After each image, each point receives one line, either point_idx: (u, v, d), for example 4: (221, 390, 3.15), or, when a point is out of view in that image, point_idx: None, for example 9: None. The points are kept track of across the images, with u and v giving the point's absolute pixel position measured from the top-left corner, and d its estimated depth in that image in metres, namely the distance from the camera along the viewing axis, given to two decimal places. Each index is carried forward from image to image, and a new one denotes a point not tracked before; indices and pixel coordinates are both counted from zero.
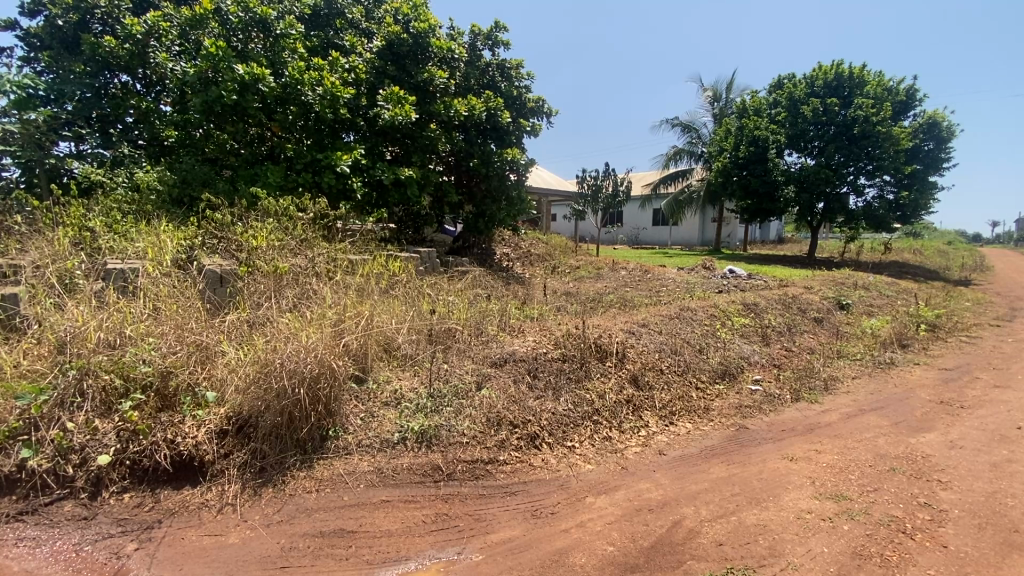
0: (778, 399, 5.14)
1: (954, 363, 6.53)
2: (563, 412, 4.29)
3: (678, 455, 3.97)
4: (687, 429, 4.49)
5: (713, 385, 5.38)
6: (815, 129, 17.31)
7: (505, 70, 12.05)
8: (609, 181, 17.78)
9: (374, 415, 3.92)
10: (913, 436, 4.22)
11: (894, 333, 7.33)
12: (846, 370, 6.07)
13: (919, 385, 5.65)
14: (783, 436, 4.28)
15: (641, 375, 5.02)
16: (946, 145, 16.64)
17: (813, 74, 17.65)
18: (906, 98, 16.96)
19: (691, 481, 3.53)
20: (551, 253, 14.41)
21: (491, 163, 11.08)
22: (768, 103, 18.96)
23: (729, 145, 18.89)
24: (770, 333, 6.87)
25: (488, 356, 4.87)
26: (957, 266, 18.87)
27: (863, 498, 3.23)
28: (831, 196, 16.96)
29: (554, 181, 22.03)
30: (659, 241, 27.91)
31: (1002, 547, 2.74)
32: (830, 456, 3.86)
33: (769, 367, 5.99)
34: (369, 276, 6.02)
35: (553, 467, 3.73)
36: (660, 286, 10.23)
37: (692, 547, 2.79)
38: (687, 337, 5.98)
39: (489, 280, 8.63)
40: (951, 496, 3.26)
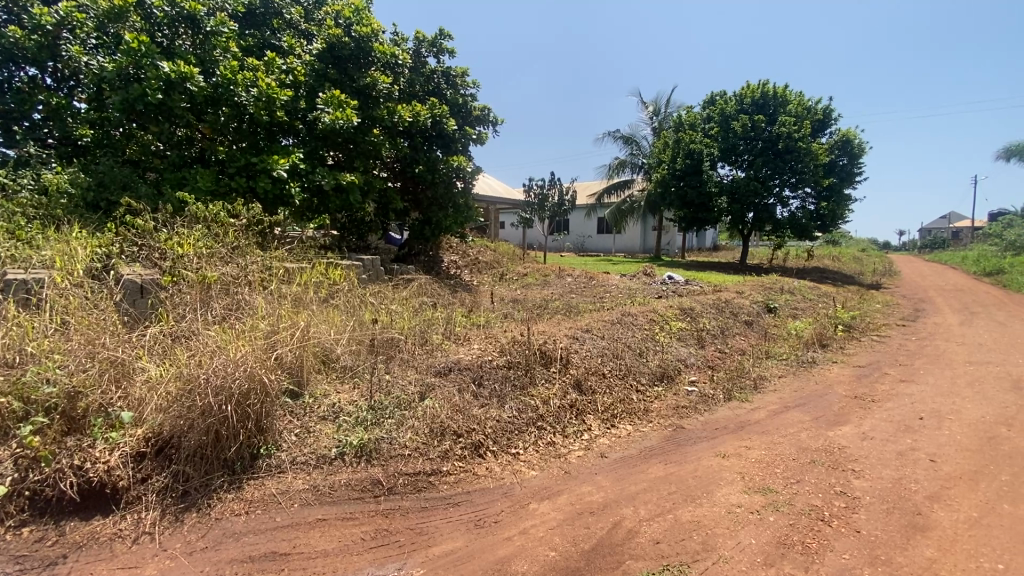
0: (712, 399, 5.39)
1: (866, 360, 7.12)
2: (507, 419, 4.29)
3: (618, 458, 4.07)
4: (628, 430, 4.62)
5: (652, 387, 5.58)
6: (744, 144, 18.41)
7: (450, 78, 12.07)
8: (554, 190, 18.10)
9: (310, 430, 3.75)
10: (831, 430, 4.54)
11: (816, 334, 7.90)
12: (773, 370, 6.46)
13: (837, 381, 6.11)
14: (716, 435, 4.49)
15: (584, 380, 5.12)
16: (858, 161, 18.09)
17: (743, 93, 18.82)
18: (824, 117, 18.31)
19: (630, 483, 3.62)
20: (499, 261, 14.47)
21: (437, 170, 10.99)
22: (701, 118, 20.04)
23: (667, 157, 19.81)
24: (705, 336, 7.20)
25: (432, 366, 4.80)
26: (869, 271, 20.64)
27: (787, 490, 3.44)
28: (759, 207, 18.09)
29: (501, 189, 22.18)
30: (604, 249, 28.63)
31: (906, 529, 2.98)
32: (758, 452, 4.08)
33: (703, 369, 6.27)
34: (306, 285, 5.80)
35: (498, 475, 3.72)
36: (603, 292, 10.51)
37: (631, 547, 2.86)
38: (628, 341, 6.17)
39: (436, 288, 8.55)
40: (863, 484, 3.53)
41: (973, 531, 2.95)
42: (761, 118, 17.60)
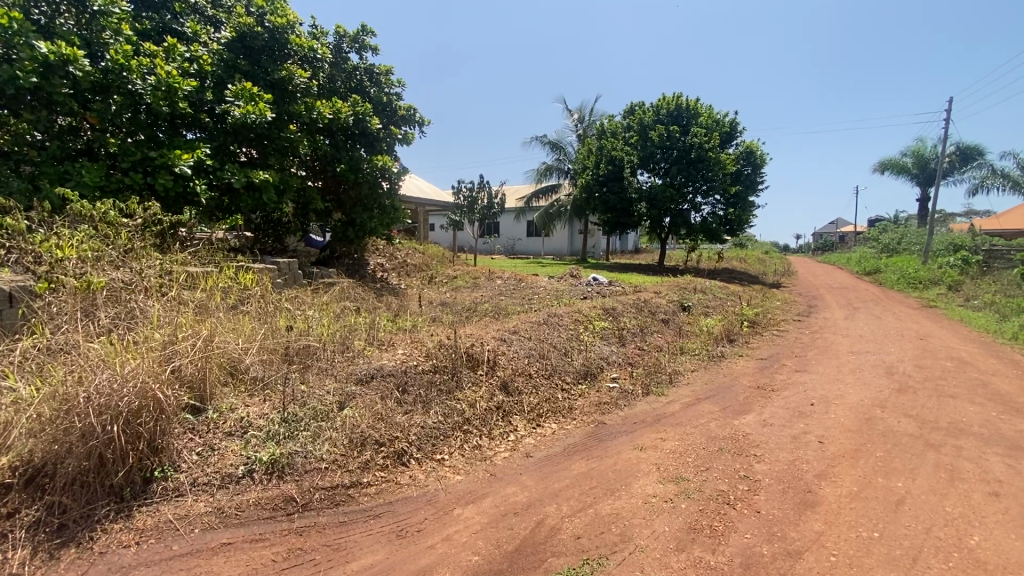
0: (632, 394, 5.64)
1: (767, 353, 7.79)
2: (432, 425, 4.22)
3: (543, 456, 4.13)
4: (553, 429, 4.71)
5: (576, 385, 5.74)
6: (661, 153, 19.47)
7: (374, 75, 11.74)
8: (483, 193, 18.14)
9: (214, 448, 3.47)
10: (736, 418, 4.90)
11: (724, 331, 8.52)
12: (687, 364, 6.88)
13: (742, 373, 6.61)
14: (635, 428, 4.69)
15: (510, 382, 5.15)
16: (760, 171, 19.67)
17: (659, 104, 19.91)
18: (731, 129, 19.76)
19: (554, 480, 3.69)
20: (427, 263, 14.25)
21: (360, 169, 10.62)
22: (622, 126, 20.97)
23: (591, 163, 20.58)
24: (626, 334, 7.51)
25: (353, 373, 4.61)
26: (771, 272, 22.63)
27: (697, 478, 3.66)
28: (675, 212, 19.21)
29: (430, 190, 21.87)
30: (532, 251, 29.09)
31: (799, 506, 3.27)
32: (672, 443, 4.32)
33: (624, 366, 6.54)
34: (213, 291, 5.37)
35: (421, 483, 3.64)
36: (531, 294, 10.69)
37: (553, 544, 2.90)
38: (554, 341, 6.29)
39: (360, 292, 8.25)
40: (763, 467, 3.84)
41: (853, 504, 3.29)
42: (675, 129, 18.71)
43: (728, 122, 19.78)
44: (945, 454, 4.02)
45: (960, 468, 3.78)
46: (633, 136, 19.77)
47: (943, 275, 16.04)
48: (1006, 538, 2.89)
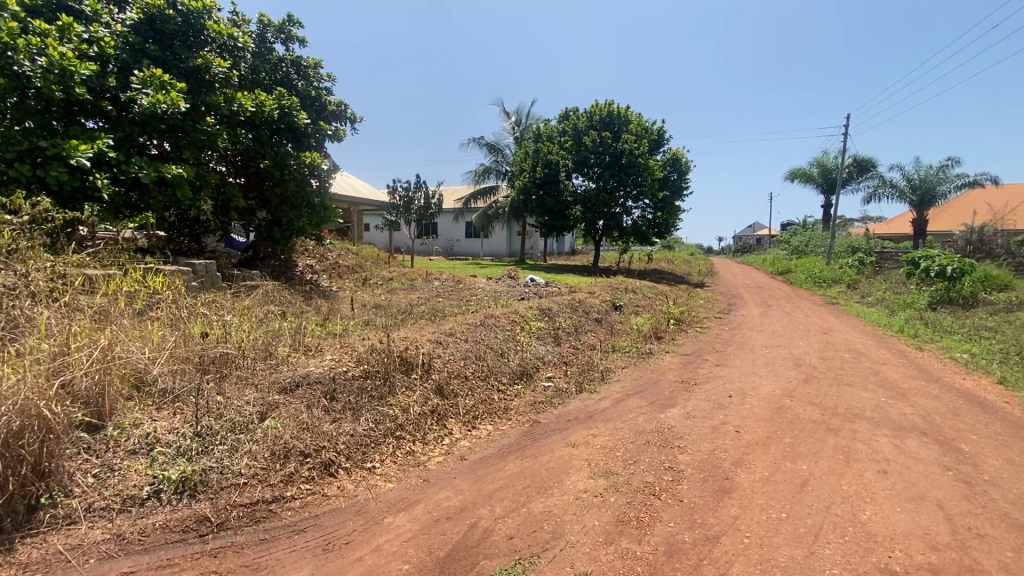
0: (566, 392, 5.76)
1: (692, 349, 8.24)
2: (362, 432, 4.08)
3: (477, 458, 4.12)
4: (488, 430, 4.71)
5: (512, 385, 5.78)
6: (594, 157, 20.05)
7: (301, 68, 11.23)
8: (420, 193, 17.83)
9: (113, 469, 3.16)
10: (663, 412, 5.14)
11: (653, 329, 8.91)
12: (618, 362, 7.14)
13: (669, 369, 6.95)
14: (568, 426, 4.79)
15: (445, 385, 5.09)
16: (685, 176, 20.58)
17: (592, 110, 20.50)
18: (658, 137, 20.69)
19: (488, 482, 3.69)
20: (361, 264, 13.80)
21: (286, 165, 10.08)
22: (558, 131, 21.39)
23: (528, 166, 20.88)
24: (561, 334, 7.65)
25: (276, 382, 4.37)
26: (696, 272, 23.98)
27: (626, 471, 3.79)
28: (608, 216, 19.86)
29: (364, 189, 21.22)
30: (471, 253, 29.00)
31: (717, 493, 3.49)
32: (603, 438, 4.45)
33: (559, 365, 6.67)
34: (115, 296, 4.90)
35: (350, 493, 3.51)
36: (469, 295, 10.64)
37: (485, 546, 2.90)
38: (490, 342, 6.29)
39: (287, 295, 7.84)
40: (686, 458, 4.05)
41: (765, 488, 3.54)
42: (607, 136, 19.34)
43: (657, 130, 20.70)
44: (844, 437, 4.43)
45: (855, 449, 4.18)
46: (567, 141, 20.23)
47: (843, 274, 17.71)
48: (892, 510, 3.23)
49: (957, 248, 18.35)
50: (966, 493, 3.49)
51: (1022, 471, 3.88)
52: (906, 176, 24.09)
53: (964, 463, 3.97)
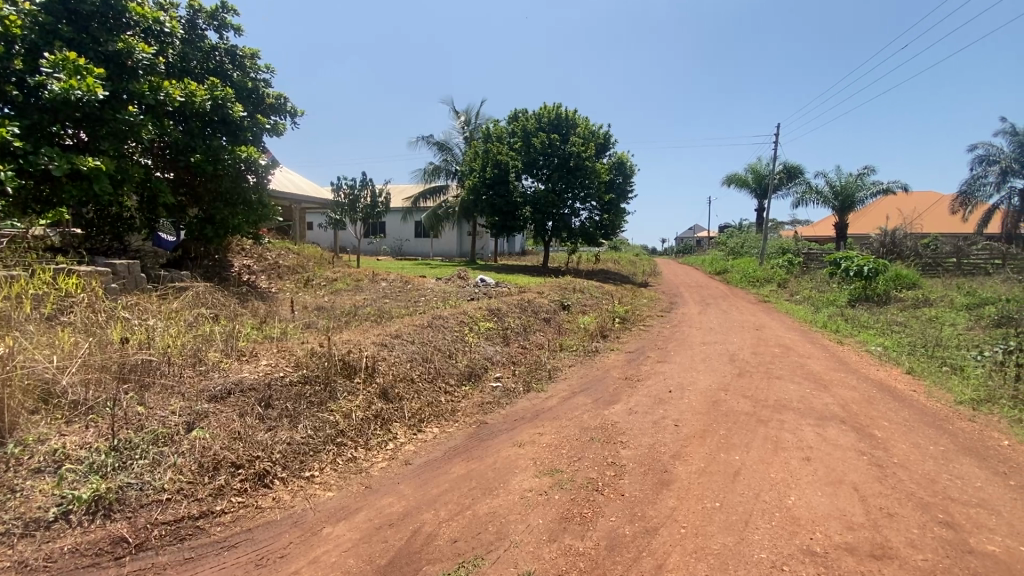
0: (514, 392, 5.78)
1: (635, 347, 8.49)
2: (300, 440, 3.92)
3: (423, 462, 4.05)
4: (434, 433, 4.64)
5: (460, 387, 5.73)
6: (543, 159, 20.26)
7: (236, 58, 10.67)
8: (366, 191, 17.35)
9: (14, 490, 2.87)
10: (607, 409, 5.27)
11: (599, 328, 9.11)
12: (565, 361, 7.24)
13: (613, 366, 7.13)
14: (515, 426, 4.81)
15: (390, 388, 4.98)
16: (629, 180, 21.27)
17: (541, 112, 20.71)
18: (605, 141, 21.19)
19: (433, 486, 3.64)
20: (303, 264, 13.27)
21: (220, 160, 9.52)
22: (507, 132, 21.45)
23: (477, 166, 20.81)
24: (509, 334, 7.66)
25: (205, 390, 4.11)
26: (641, 272, 24.79)
27: (570, 468, 3.85)
28: (556, 217, 20.21)
29: (306, 186, 20.43)
30: (421, 253, 28.53)
31: (657, 485, 3.60)
32: (549, 437, 4.50)
33: (507, 365, 6.68)
34: (19, 300, 4.45)
35: (286, 504, 3.36)
36: (418, 296, 10.46)
37: (429, 552, 2.85)
38: (438, 344, 6.21)
39: (221, 297, 7.41)
40: (628, 453, 4.17)
41: (701, 479, 3.70)
42: (555, 138, 19.61)
43: (603, 133, 21.18)
44: (772, 427, 4.71)
45: (783, 439, 4.44)
46: (517, 142, 20.36)
47: (774, 274, 18.82)
48: (815, 495, 3.46)
49: (873, 250, 19.95)
50: (879, 475, 3.79)
51: (925, 453, 4.27)
52: (829, 183, 25.95)
53: (877, 447, 4.32)
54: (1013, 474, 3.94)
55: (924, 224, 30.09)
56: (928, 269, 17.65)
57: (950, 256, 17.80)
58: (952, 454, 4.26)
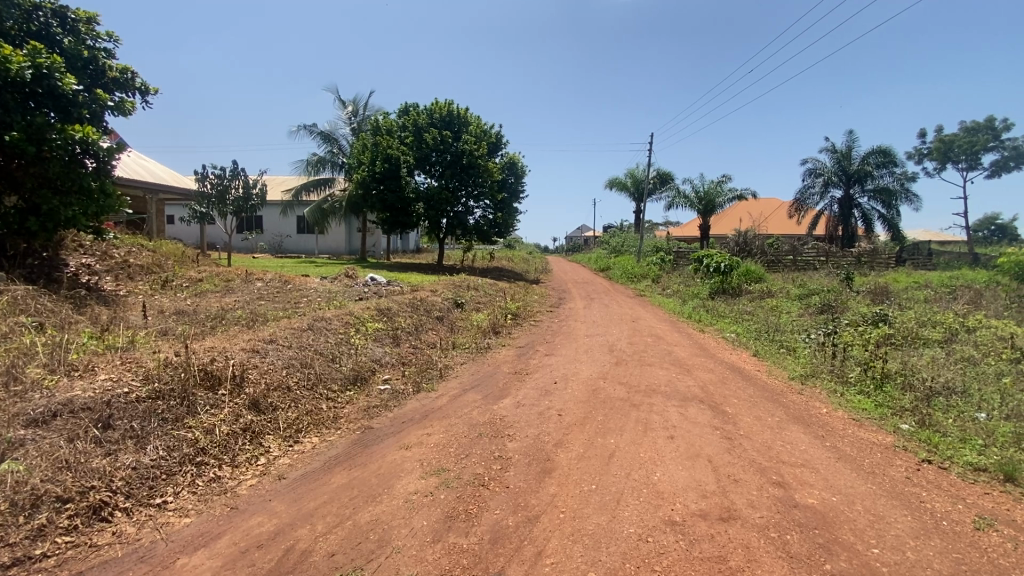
0: (402, 393, 5.63)
1: (525, 341, 8.74)
2: (149, 463, 3.48)
3: (298, 476, 3.80)
4: (313, 443, 4.38)
5: (344, 392, 5.45)
6: (436, 155, 19.99)
7: (68, 22, 9.07)
8: (238, 182, 15.78)
9: None
10: (496, 404, 5.35)
11: (491, 325, 9.23)
12: (457, 358, 7.22)
13: (503, 361, 7.28)
14: (402, 428, 4.69)
15: (262, 398, 4.58)
16: (521, 180, 21.69)
17: (432, 108, 20.34)
18: (497, 140, 21.41)
19: (309, 500, 3.43)
20: (160, 263, 11.70)
21: (45, 140, 8.03)
22: (398, 125, 20.81)
23: (366, 159, 19.97)
24: (400, 334, 7.45)
25: (22, 415, 3.48)
26: (533, 269, 25.60)
27: (457, 466, 3.85)
28: (451, 215, 20.17)
29: (165, 174, 18.05)
30: (305, 250, 26.57)
31: (540, 474, 3.75)
32: (437, 436, 4.46)
33: (396, 366, 6.49)
34: None
35: (131, 538, 2.97)
36: (299, 297, 9.76)
37: (302, 570, 2.68)
38: (319, 347, 5.83)
39: (49, 303, 6.27)
40: (514, 445, 4.28)
41: (580, 464, 3.92)
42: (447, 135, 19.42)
43: (495, 133, 21.37)
44: (643, 410, 5.13)
45: (652, 420, 4.87)
46: (407, 137, 19.87)
47: (650, 270, 20.53)
48: (677, 469, 3.84)
49: (729, 248, 22.63)
50: (729, 447, 4.31)
51: (765, 424, 4.94)
52: (694, 188, 28.93)
53: (728, 422, 4.91)
54: (828, 437, 4.72)
55: (769, 227, 34.83)
56: (771, 265, 20.49)
57: (788, 255, 20.83)
58: (785, 423, 4.99)
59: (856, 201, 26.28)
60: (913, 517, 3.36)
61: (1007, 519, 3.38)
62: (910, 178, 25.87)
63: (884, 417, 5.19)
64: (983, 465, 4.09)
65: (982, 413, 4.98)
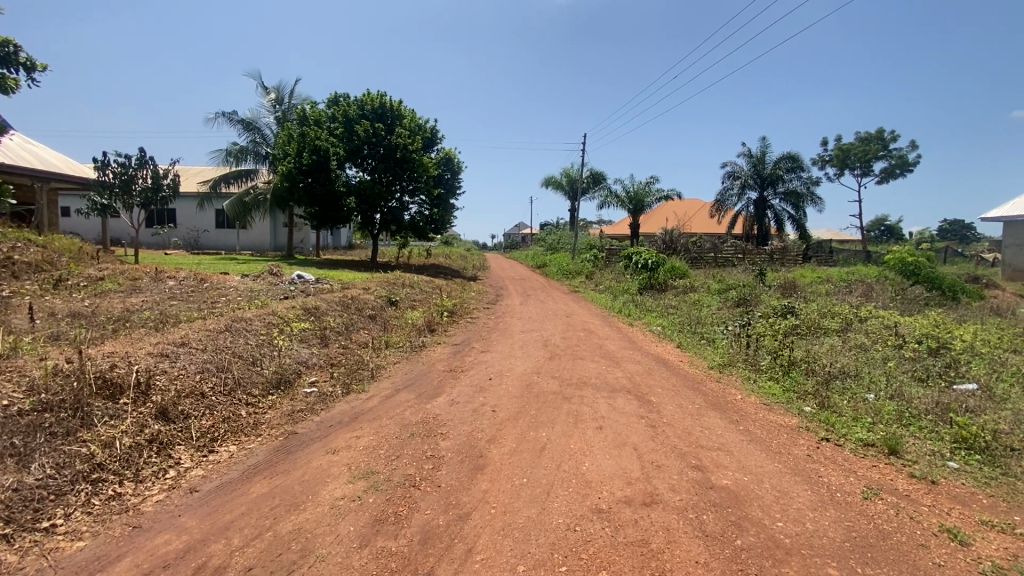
0: (330, 396, 5.41)
1: (460, 339, 8.71)
2: (34, 483, 3.13)
3: (213, 487, 3.56)
4: (231, 452, 4.11)
5: (265, 397, 5.15)
6: (368, 148, 19.33)
7: None
8: (145, 172, 14.45)
9: None
10: (429, 403, 5.28)
11: (426, 322, 9.11)
12: (390, 358, 7.06)
13: (438, 359, 7.20)
14: (329, 432, 4.50)
15: (172, 406, 4.23)
16: (458, 176, 21.50)
17: (364, 99, 19.62)
18: (432, 135, 21.02)
19: (224, 512, 3.22)
20: (53, 260, 10.50)
21: None
22: (327, 116, 19.91)
23: (292, 150, 19.00)
24: (328, 334, 7.15)
25: None
26: (470, 266, 25.52)
27: (387, 468, 3.76)
28: (384, 210, 19.66)
29: (58, 161, 16.18)
30: (225, 246, 24.82)
31: (473, 471, 3.74)
32: (366, 439, 4.32)
33: (324, 367, 6.22)
34: None
35: (11, 568, 2.67)
36: (217, 297, 9.11)
37: None
38: (238, 350, 5.47)
39: None
40: (447, 443, 4.24)
41: (512, 459, 3.95)
42: (380, 127, 18.81)
43: (430, 127, 20.97)
44: (575, 403, 5.27)
45: (582, 412, 5.01)
46: (338, 128, 19.06)
47: (583, 267, 21.11)
48: (605, 458, 3.98)
49: (657, 246, 23.72)
50: (652, 434, 4.52)
51: (686, 411, 5.24)
52: (625, 188, 30.04)
53: (652, 411, 5.15)
54: (742, 421, 5.08)
55: (692, 226, 36.89)
56: (695, 261, 21.77)
57: (709, 252, 22.21)
58: (703, 410, 5.31)
59: (769, 202, 28.39)
60: (812, 491, 3.68)
61: (890, 488, 3.80)
62: (814, 183, 28.32)
63: (790, 401, 5.67)
64: (871, 440, 4.57)
65: (871, 394, 5.57)
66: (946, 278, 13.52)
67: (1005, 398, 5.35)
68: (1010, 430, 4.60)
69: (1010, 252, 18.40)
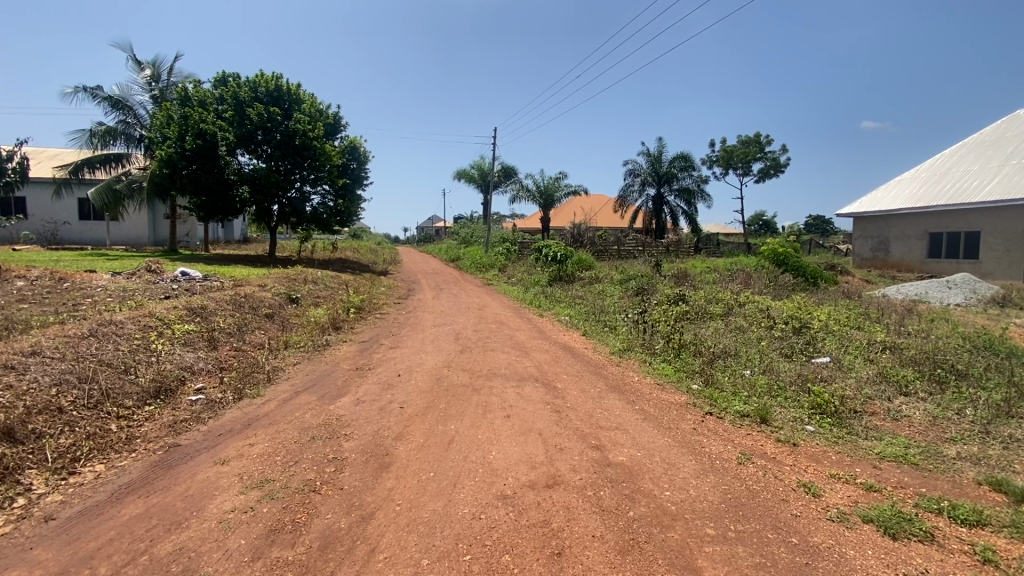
0: (219, 403, 4.99)
1: (368, 335, 8.44)
2: None
3: (75, 513, 3.16)
4: (98, 472, 3.67)
5: (140, 408, 4.62)
6: (262, 134, 17.88)
7: None
8: None
9: None
10: (332, 404, 5.07)
11: (330, 320, 8.70)
12: (289, 359, 6.67)
13: (343, 358, 6.92)
14: (218, 442, 4.16)
15: (20, 425, 3.68)
16: (364, 166, 20.71)
17: (256, 80, 18.09)
18: (335, 122, 19.98)
19: (88, 540, 2.87)
20: None
21: None
22: (214, 97, 18.15)
23: (172, 132, 17.06)
24: (218, 335, 6.58)
25: None
26: (380, 260, 24.72)
27: (283, 475, 3.57)
28: (283, 201, 18.37)
29: None
30: (92, 240, 21.84)
31: (378, 470, 3.67)
32: (261, 446, 4.06)
33: (213, 372, 5.72)
34: None
35: None
36: (81, 298, 8.00)
37: None
38: (106, 358, 4.85)
39: None
40: (351, 444, 4.11)
41: (419, 454, 3.93)
42: (276, 111, 17.45)
43: (332, 114, 19.89)
44: (484, 394, 5.34)
45: (491, 402, 5.09)
46: (227, 110, 17.43)
47: (496, 260, 21.32)
48: (511, 445, 4.09)
49: (566, 239, 24.62)
50: (557, 419, 4.72)
51: (588, 395, 5.53)
52: (535, 184, 30.74)
53: (557, 396, 5.38)
54: (637, 401, 5.46)
55: (599, 221, 38.72)
56: (600, 253, 22.88)
57: (614, 245, 23.47)
58: (604, 392, 5.65)
59: (665, 199, 30.56)
60: (696, 460, 4.07)
61: (760, 453, 4.30)
62: (704, 181, 30.90)
63: (680, 380, 6.21)
64: (746, 411, 5.14)
65: (747, 370, 6.25)
66: (809, 266, 15.44)
67: (850, 367, 6.26)
68: (854, 395, 5.41)
69: (858, 244, 21.46)
